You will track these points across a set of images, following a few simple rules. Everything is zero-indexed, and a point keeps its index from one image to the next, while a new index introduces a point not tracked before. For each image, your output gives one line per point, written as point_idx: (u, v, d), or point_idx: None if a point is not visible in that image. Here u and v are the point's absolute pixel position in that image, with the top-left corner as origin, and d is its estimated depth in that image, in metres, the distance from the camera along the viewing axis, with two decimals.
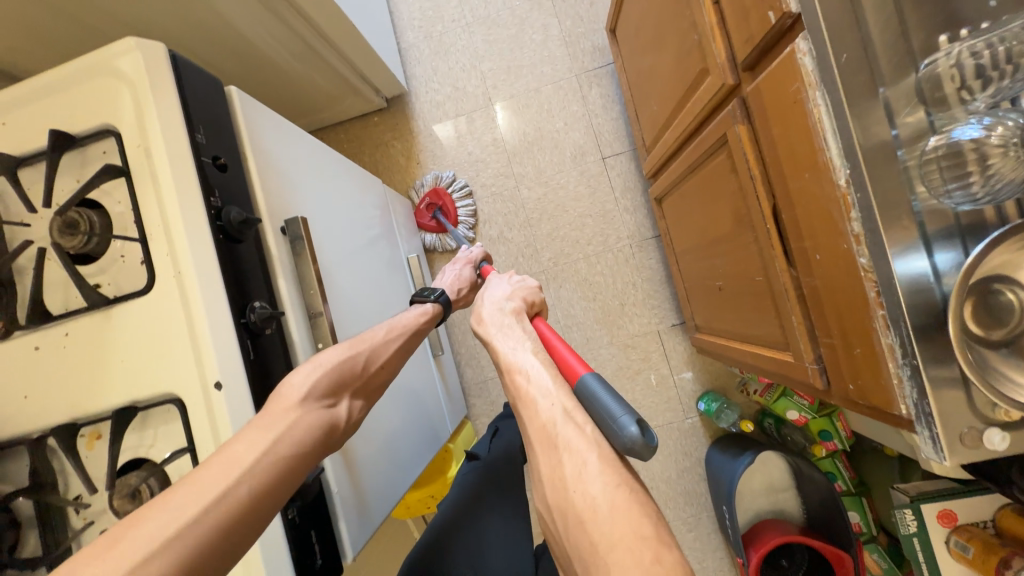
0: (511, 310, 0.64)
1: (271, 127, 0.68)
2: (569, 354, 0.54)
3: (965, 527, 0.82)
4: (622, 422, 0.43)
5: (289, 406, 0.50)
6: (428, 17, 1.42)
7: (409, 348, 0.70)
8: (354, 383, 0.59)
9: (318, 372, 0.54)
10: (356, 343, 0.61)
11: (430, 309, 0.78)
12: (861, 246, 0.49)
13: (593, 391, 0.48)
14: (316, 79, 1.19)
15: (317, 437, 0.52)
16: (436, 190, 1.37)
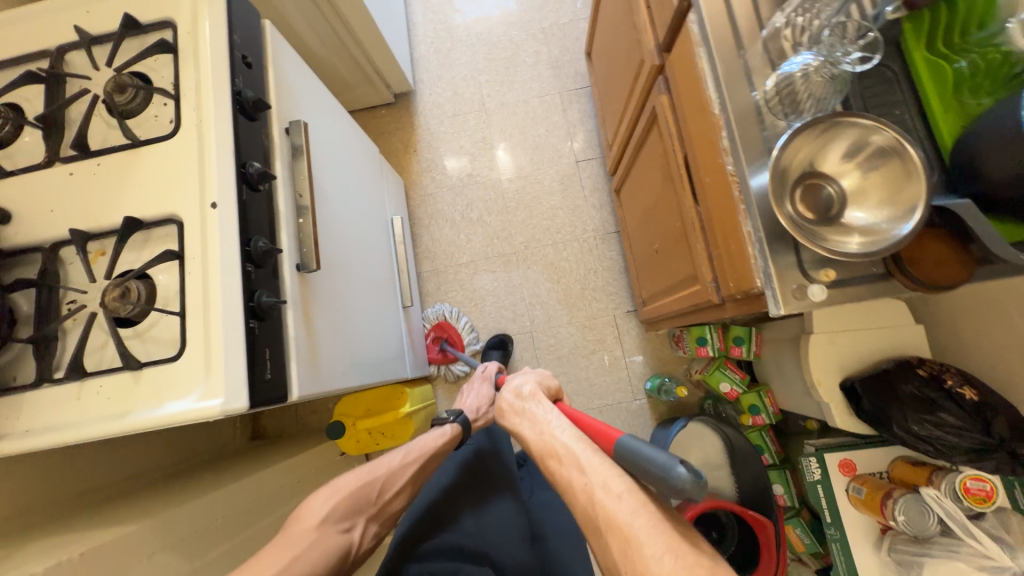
0: (530, 395, 0.78)
1: (292, 58, 0.85)
2: (603, 425, 0.63)
3: (863, 476, 0.90)
4: (671, 465, 0.49)
5: (310, 525, 0.71)
6: (440, 35, 1.69)
7: (421, 471, 0.88)
8: (363, 506, 0.78)
9: (334, 499, 0.75)
10: (372, 469, 0.82)
11: (447, 431, 0.94)
12: (729, 157, 0.64)
13: (635, 447, 0.54)
14: (337, 66, 1.40)
15: (329, 556, 0.70)
16: (442, 323, 1.45)
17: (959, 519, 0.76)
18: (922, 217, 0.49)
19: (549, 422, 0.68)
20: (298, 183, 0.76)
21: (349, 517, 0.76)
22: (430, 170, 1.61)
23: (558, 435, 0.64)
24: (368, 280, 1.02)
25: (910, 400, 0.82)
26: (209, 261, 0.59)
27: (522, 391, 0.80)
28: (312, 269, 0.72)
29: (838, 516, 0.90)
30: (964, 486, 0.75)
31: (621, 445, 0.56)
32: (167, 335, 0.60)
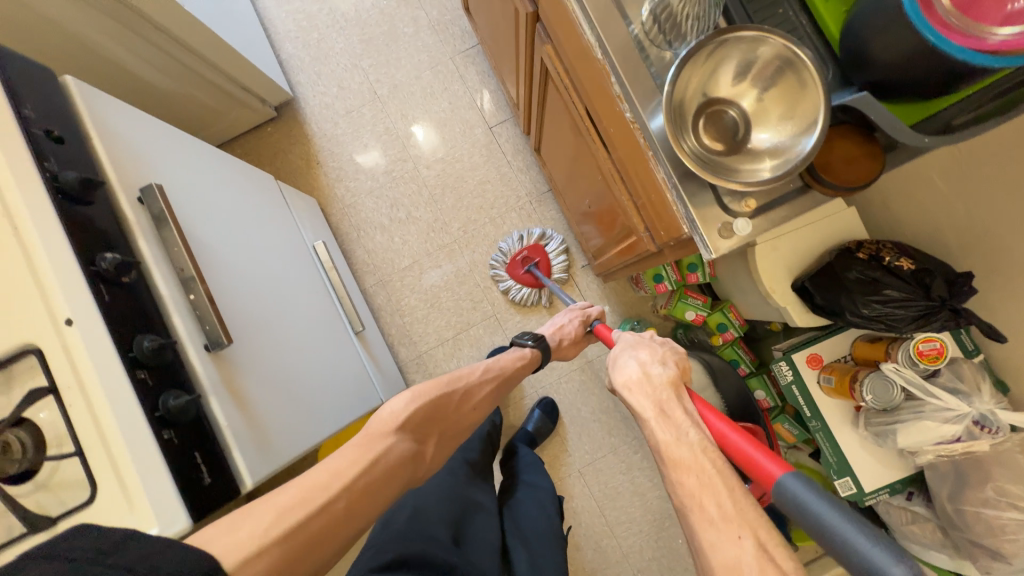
0: (666, 380, 0.60)
1: (126, 109, 0.72)
2: (754, 449, 0.50)
3: (829, 364, 0.93)
4: (876, 560, 0.36)
5: (387, 430, 0.67)
6: (303, 27, 1.52)
7: (496, 390, 0.87)
8: (440, 422, 0.76)
9: (416, 401, 0.73)
10: (450, 383, 0.80)
11: (524, 355, 0.94)
12: (625, 104, 0.59)
13: (807, 499, 0.42)
14: (195, 94, 1.23)
15: (403, 462, 0.66)
16: (537, 245, 1.39)
17: (917, 382, 0.80)
18: (825, 122, 0.46)
19: (691, 436, 0.52)
20: (175, 253, 0.64)
21: (425, 424, 0.73)
22: (341, 179, 1.48)
23: (705, 455, 0.50)
24: (303, 324, 0.95)
25: (857, 285, 0.84)
26: (88, 385, 0.52)
27: (651, 372, 0.62)
28: (225, 344, 0.64)
29: (816, 408, 0.94)
30: (918, 350, 0.80)
31: (785, 491, 0.44)
32: (73, 476, 0.53)
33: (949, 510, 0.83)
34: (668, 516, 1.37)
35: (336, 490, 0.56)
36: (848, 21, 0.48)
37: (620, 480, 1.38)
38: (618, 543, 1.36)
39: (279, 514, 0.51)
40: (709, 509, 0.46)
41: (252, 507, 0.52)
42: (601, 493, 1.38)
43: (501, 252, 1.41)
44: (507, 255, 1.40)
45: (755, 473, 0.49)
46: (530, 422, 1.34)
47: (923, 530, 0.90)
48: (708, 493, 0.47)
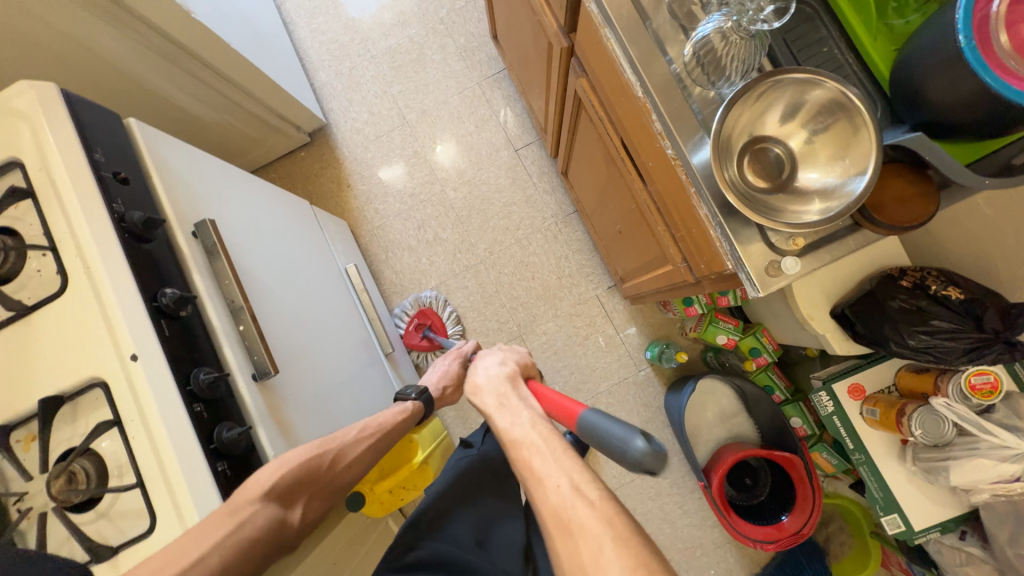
0: (505, 375, 0.69)
1: (181, 147, 0.76)
2: (563, 400, 0.62)
3: (873, 395, 0.90)
4: (629, 438, 0.49)
5: (250, 500, 0.55)
6: (336, 56, 1.58)
7: (381, 444, 0.75)
8: (312, 486, 0.63)
9: (280, 472, 0.59)
10: (324, 444, 0.67)
11: (409, 408, 0.82)
12: (665, 141, 0.59)
13: (595, 421, 0.55)
14: (235, 123, 1.29)
15: (274, 526, 0.57)
16: (424, 310, 1.41)
17: (971, 418, 0.77)
18: (877, 167, 0.46)
19: (523, 417, 0.59)
20: (226, 285, 0.67)
21: (290, 493, 0.60)
22: (371, 202, 1.52)
23: (534, 428, 0.57)
24: (339, 349, 0.96)
25: (902, 316, 0.81)
26: (150, 419, 0.54)
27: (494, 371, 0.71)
28: (271, 374, 0.66)
29: (860, 441, 0.91)
30: (970, 384, 0.77)
31: (583, 421, 0.57)
32: (133, 506, 0.55)
33: (1009, 554, 0.78)
34: (698, 544, 1.33)
35: (204, 550, 0.50)
36: (899, 61, 0.48)
37: (648, 507, 1.35)
38: None
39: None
40: (537, 470, 0.51)
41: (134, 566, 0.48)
42: None
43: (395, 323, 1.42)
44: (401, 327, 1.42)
45: (561, 412, 0.62)
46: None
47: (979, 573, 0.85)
48: (535, 454, 0.53)
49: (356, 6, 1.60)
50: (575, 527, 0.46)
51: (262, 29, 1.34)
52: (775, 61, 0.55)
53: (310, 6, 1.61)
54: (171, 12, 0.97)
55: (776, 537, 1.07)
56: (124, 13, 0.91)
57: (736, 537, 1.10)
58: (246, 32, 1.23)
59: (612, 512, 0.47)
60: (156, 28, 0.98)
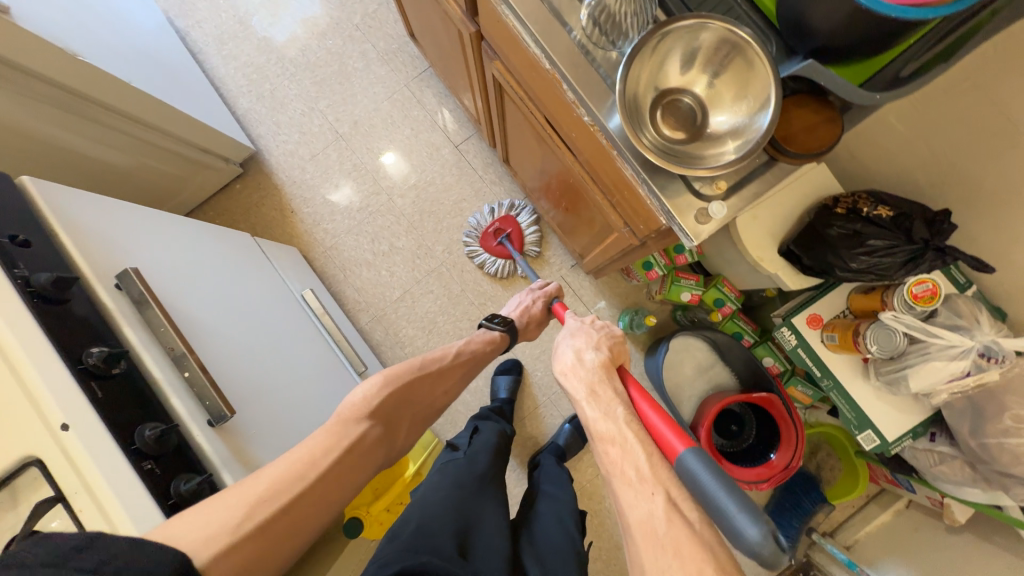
0: (597, 363, 0.66)
1: (89, 197, 0.71)
2: (666, 428, 0.54)
3: (830, 322, 0.94)
4: (742, 524, 0.42)
5: (360, 416, 0.71)
6: (254, 80, 1.53)
7: (468, 371, 0.91)
8: (408, 404, 0.81)
9: (385, 389, 0.76)
10: (423, 365, 0.83)
11: (495, 337, 0.96)
12: (582, 108, 0.59)
13: (698, 471, 0.48)
14: (158, 166, 1.23)
15: (372, 448, 0.71)
16: (507, 217, 1.41)
17: (919, 326, 0.80)
18: (777, 99, 0.47)
19: (617, 412, 0.58)
20: (163, 335, 0.63)
21: (390, 412, 0.76)
22: (318, 223, 1.48)
23: (628, 426, 0.56)
24: (305, 377, 0.94)
25: (841, 241, 0.85)
26: (96, 487, 0.51)
27: (585, 356, 0.68)
28: (228, 416, 0.63)
29: (826, 367, 0.94)
30: (911, 293, 0.80)
31: (682, 464, 0.50)
32: None
33: (974, 446, 0.82)
34: None
35: (312, 475, 0.61)
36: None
37: None
38: None
39: (255, 501, 0.56)
40: (629, 474, 0.51)
41: (231, 501, 0.55)
42: None
43: (473, 225, 1.43)
44: (479, 228, 1.42)
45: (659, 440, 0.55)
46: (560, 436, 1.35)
47: (952, 468, 0.90)
48: (629, 461, 0.52)
49: (267, 26, 1.54)
50: (668, 543, 0.45)
51: (167, 63, 1.28)
52: (668, 13, 0.55)
53: (218, 33, 1.55)
54: (55, 58, 0.92)
55: (767, 474, 1.11)
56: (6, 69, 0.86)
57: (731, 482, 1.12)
58: (147, 68, 1.17)
59: (711, 537, 0.46)
60: (43, 78, 0.92)
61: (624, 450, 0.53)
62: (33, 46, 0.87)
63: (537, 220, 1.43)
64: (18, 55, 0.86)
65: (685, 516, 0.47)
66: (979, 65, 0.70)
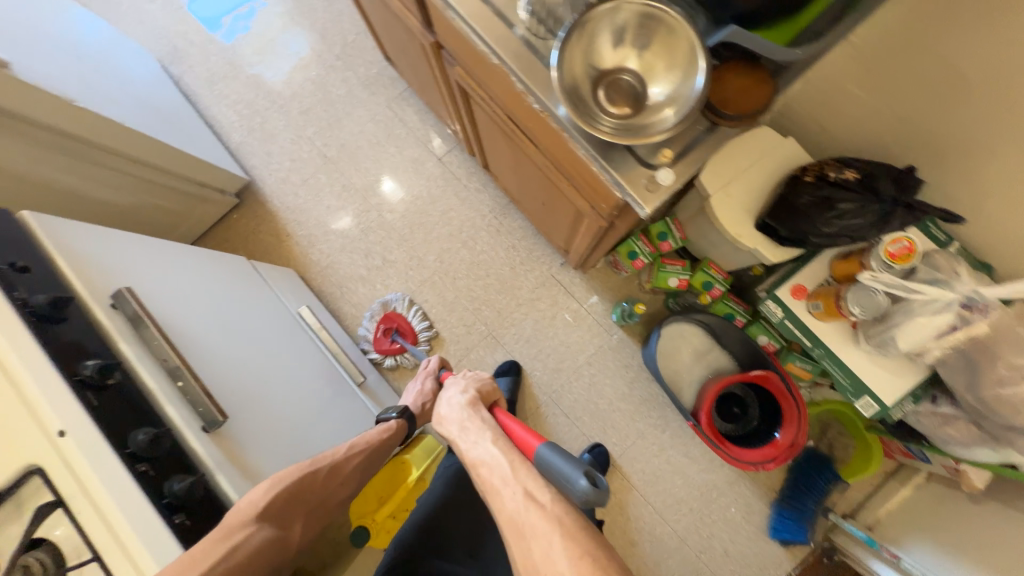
0: (465, 405, 0.78)
1: (88, 228, 0.76)
2: (524, 432, 0.67)
3: (814, 291, 0.93)
4: (574, 478, 0.55)
5: (245, 520, 0.59)
6: (246, 115, 1.61)
7: (369, 461, 0.80)
8: (303, 503, 0.69)
9: (276, 488, 0.64)
10: (315, 461, 0.73)
11: (392, 425, 0.87)
12: (531, 96, 0.62)
13: (547, 456, 0.60)
14: (160, 202, 1.30)
15: (261, 552, 0.60)
16: (387, 315, 1.43)
17: (897, 284, 0.80)
18: (705, 60, 0.50)
19: (482, 436, 0.69)
20: (158, 349, 0.67)
21: (284, 512, 0.65)
22: (313, 244, 1.53)
23: (493, 442, 0.66)
24: (301, 386, 0.96)
25: (813, 208, 0.86)
26: (92, 489, 0.54)
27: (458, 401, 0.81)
28: (220, 420, 0.66)
29: (816, 336, 0.93)
30: (888, 253, 0.80)
31: (537, 455, 0.62)
32: None
33: (973, 401, 0.80)
34: (713, 487, 1.33)
35: None
36: None
37: (656, 464, 1.35)
38: (673, 528, 1.31)
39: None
40: (495, 482, 0.61)
41: None
42: (643, 481, 1.35)
43: (363, 332, 1.44)
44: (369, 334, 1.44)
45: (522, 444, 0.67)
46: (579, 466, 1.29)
47: (957, 430, 0.87)
48: (496, 471, 0.62)
49: (256, 68, 1.63)
50: (525, 529, 0.55)
51: (163, 107, 1.37)
52: None
53: (210, 76, 1.64)
54: (53, 106, 0.99)
55: (773, 454, 1.09)
56: (4, 116, 0.93)
57: (737, 466, 1.11)
58: (141, 111, 1.25)
59: (560, 512, 0.56)
60: (49, 127, 1.00)
61: (491, 466, 0.63)
62: (35, 97, 0.95)
63: (417, 303, 1.47)
64: (15, 102, 0.93)
65: (541, 504, 0.57)
66: (920, 22, 0.72)
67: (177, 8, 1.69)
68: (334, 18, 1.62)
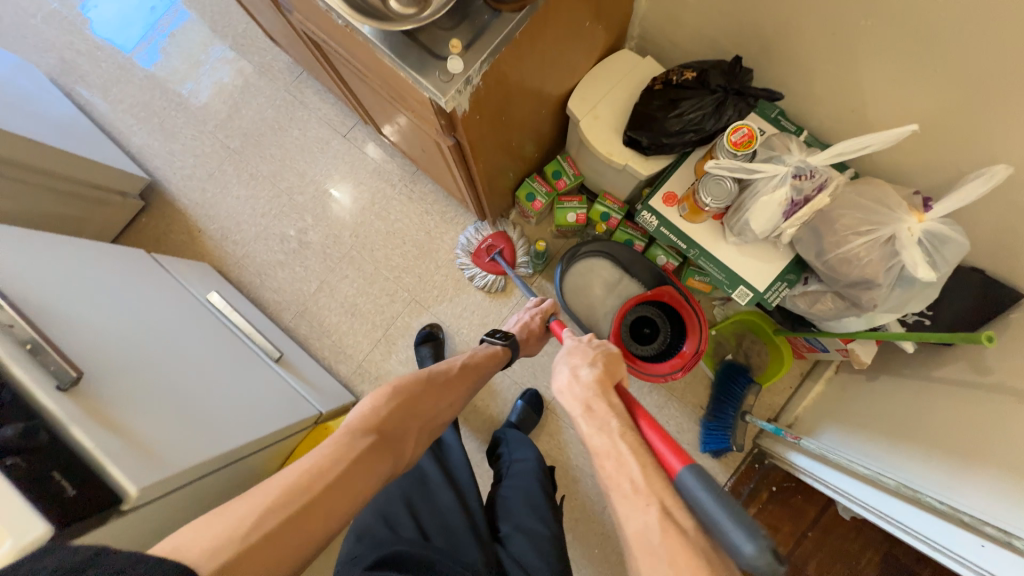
0: (592, 379, 0.69)
1: None
2: (665, 447, 0.57)
3: (682, 195, 0.98)
4: (738, 540, 0.46)
5: (366, 428, 0.74)
6: (143, 117, 1.58)
7: (471, 380, 0.92)
8: (417, 415, 0.82)
9: (390, 403, 0.78)
10: (430, 377, 0.85)
11: (494, 349, 0.98)
12: (333, 12, 0.65)
13: (698, 493, 0.50)
14: (54, 208, 1.26)
15: (382, 454, 0.73)
16: (497, 233, 1.38)
17: (740, 168, 0.85)
18: None
19: (612, 425, 0.62)
20: (2, 314, 0.66)
21: (401, 421, 0.78)
22: (226, 236, 1.51)
23: (622, 440, 0.60)
24: (201, 357, 0.96)
25: (661, 111, 0.91)
26: None
27: (579, 374, 0.71)
28: (73, 376, 0.65)
29: (688, 238, 0.97)
30: (732, 143, 0.83)
31: (683, 485, 0.52)
32: None
33: (823, 267, 0.86)
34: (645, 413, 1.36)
35: (318, 482, 0.64)
36: None
37: None
38: None
39: (284, 489, 0.61)
40: (624, 487, 0.55)
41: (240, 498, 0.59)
42: None
43: (464, 242, 1.41)
44: (471, 246, 1.40)
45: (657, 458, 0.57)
46: (513, 413, 1.30)
47: (826, 304, 0.91)
48: (626, 474, 0.56)
49: (189, 90, 1.59)
50: (663, 552, 0.49)
51: (48, 112, 1.33)
52: None
53: (102, 82, 1.61)
54: None
55: (680, 363, 1.13)
56: None
57: (649, 381, 1.14)
58: (24, 117, 1.22)
59: (703, 546, 0.49)
60: None
61: (621, 463, 0.57)
62: None
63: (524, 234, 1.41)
64: None
65: (680, 526, 0.51)
66: None
67: (59, 19, 1.65)
68: (222, 10, 1.61)
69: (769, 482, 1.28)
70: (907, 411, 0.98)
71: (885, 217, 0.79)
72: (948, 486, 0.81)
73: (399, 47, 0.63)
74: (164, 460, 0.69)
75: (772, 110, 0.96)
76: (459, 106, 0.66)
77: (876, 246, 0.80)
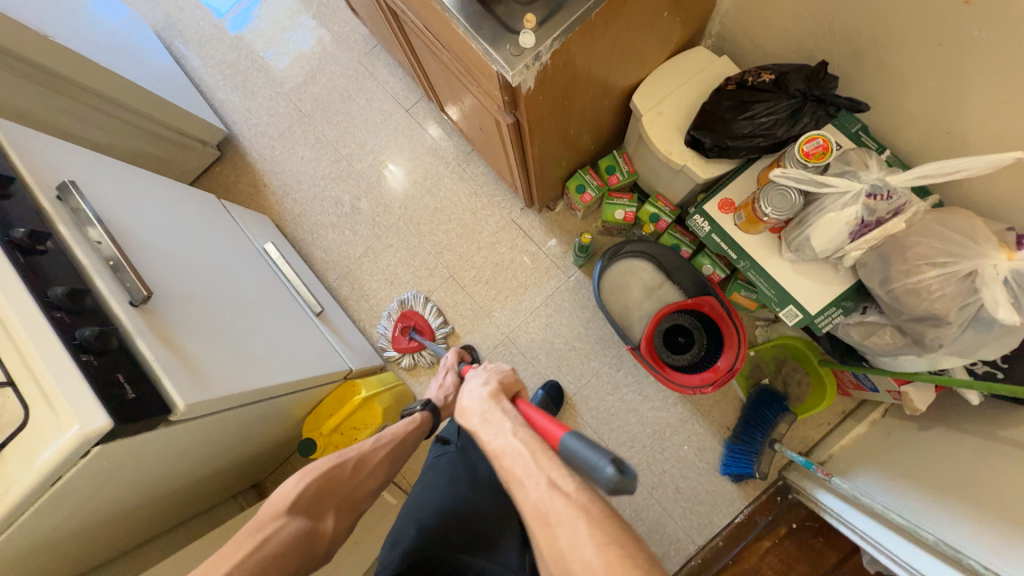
0: (487, 394, 0.64)
1: (46, 138, 0.86)
2: (545, 421, 0.57)
3: (740, 203, 0.93)
4: (600, 466, 0.48)
5: (277, 510, 0.66)
6: (228, 73, 1.70)
7: (395, 454, 0.83)
8: (335, 495, 0.73)
9: (304, 481, 0.70)
10: (342, 454, 0.77)
11: (415, 418, 0.89)
12: None
13: (573, 446, 0.51)
14: (145, 147, 1.40)
15: (301, 539, 0.65)
16: (405, 313, 1.43)
17: (808, 180, 0.80)
18: None
19: (501, 423, 0.58)
20: (92, 231, 0.73)
21: (318, 501, 0.71)
22: (287, 194, 1.61)
23: (514, 434, 0.55)
24: (251, 298, 1.04)
25: (729, 112, 0.88)
26: (9, 325, 0.62)
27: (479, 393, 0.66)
28: (144, 295, 0.72)
29: (740, 248, 0.93)
30: (803, 153, 0.78)
31: (560, 443, 0.53)
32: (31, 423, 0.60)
33: (886, 297, 0.80)
34: (666, 425, 1.32)
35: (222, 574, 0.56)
36: None
37: (610, 403, 1.35)
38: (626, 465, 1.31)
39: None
40: (516, 471, 0.52)
41: None
42: (595, 419, 1.35)
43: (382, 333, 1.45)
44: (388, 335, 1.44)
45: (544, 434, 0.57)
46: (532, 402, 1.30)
47: (883, 338, 0.85)
48: (515, 460, 0.53)
49: (269, 53, 1.69)
50: (553, 517, 0.47)
51: (151, 61, 1.46)
52: None
53: (198, 39, 1.74)
54: (53, 50, 1.10)
55: (712, 378, 1.09)
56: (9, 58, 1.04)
57: (676, 391, 1.11)
58: (133, 64, 1.35)
59: (586, 500, 0.47)
60: (35, 64, 1.08)
61: (511, 455, 0.53)
62: (31, 40, 1.05)
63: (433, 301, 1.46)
64: (18, 45, 1.04)
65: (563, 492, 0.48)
66: None
67: None
68: None
69: (790, 517, 1.21)
70: (963, 466, 0.90)
71: (968, 251, 0.72)
72: (997, 558, 0.73)
73: (476, 18, 0.64)
74: (207, 382, 0.75)
75: (854, 124, 0.89)
76: (524, 82, 0.66)
77: (951, 281, 0.74)
